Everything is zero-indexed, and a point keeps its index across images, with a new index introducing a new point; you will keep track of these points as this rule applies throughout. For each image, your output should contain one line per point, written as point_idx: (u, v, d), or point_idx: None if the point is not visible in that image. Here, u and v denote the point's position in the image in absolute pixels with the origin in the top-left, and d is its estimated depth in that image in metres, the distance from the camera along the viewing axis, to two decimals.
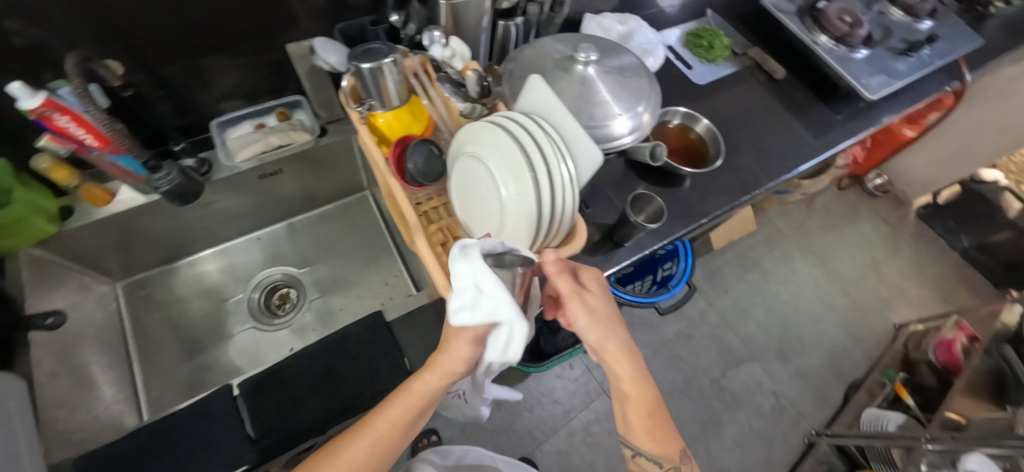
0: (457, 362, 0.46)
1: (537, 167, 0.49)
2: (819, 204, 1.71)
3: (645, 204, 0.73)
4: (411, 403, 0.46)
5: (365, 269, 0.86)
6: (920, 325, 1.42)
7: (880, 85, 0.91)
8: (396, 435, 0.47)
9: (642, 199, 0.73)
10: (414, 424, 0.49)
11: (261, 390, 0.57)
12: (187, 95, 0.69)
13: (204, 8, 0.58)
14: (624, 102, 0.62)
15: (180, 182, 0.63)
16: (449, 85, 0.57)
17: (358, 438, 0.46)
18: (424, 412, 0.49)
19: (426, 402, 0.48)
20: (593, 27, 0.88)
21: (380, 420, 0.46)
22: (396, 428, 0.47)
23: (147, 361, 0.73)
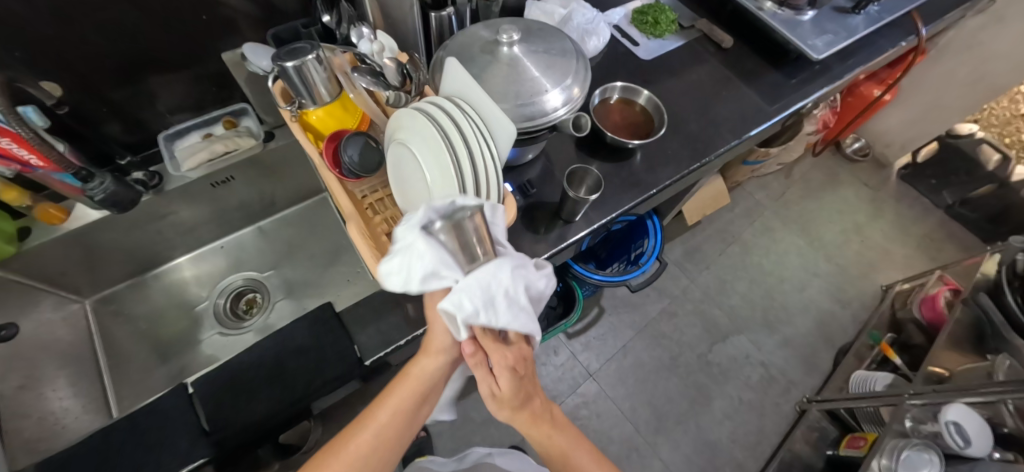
0: (444, 334, 0.50)
1: (458, 147, 0.50)
2: (798, 174, 1.71)
3: (583, 179, 0.74)
4: (412, 388, 0.50)
5: (329, 268, 0.88)
6: (905, 284, 1.41)
7: (827, 45, 0.92)
8: (399, 426, 0.49)
9: (579, 172, 0.74)
10: (416, 414, 0.51)
11: (212, 385, 0.58)
12: (134, 112, 0.71)
13: (136, 25, 0.60)
14: (553, 77, 0.63)
15: (115, 190, 0.65)
16: (367, 76, 0.56)
17: (361, 431, 0.47)
18: (425, 400, 0.51)
19: (424, 387, 0.50)
20: (535, 13, 0.90)
21: (380, 410, 0.49)
22: (397, 417, 0.49)
23: (118, 373, 0.75)
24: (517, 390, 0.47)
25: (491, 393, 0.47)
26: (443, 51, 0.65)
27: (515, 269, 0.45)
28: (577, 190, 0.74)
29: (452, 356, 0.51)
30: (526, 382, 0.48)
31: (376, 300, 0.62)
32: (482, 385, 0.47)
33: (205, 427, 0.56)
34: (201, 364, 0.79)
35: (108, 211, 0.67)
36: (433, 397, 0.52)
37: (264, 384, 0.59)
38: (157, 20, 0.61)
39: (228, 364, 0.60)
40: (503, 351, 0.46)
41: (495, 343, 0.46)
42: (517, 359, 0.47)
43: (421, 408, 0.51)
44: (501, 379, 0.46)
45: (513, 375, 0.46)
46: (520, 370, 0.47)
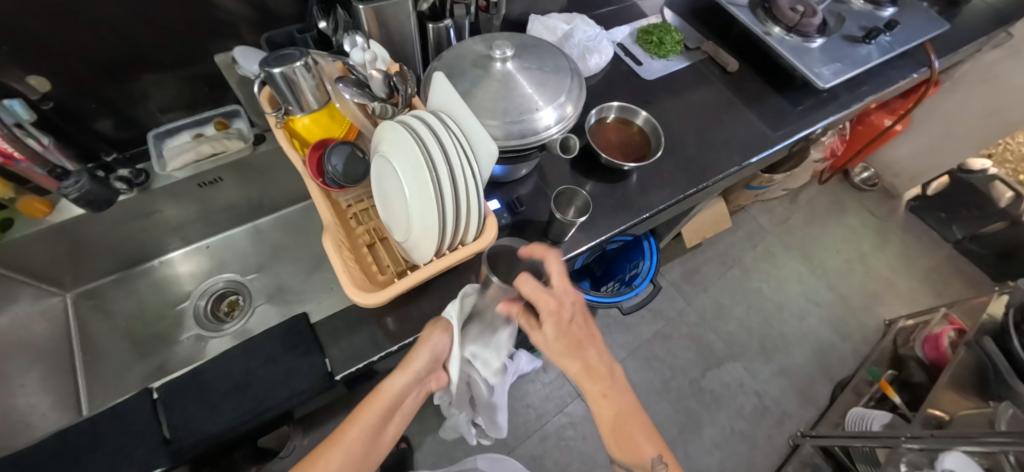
0: (425, 356, 0.53)
1: (439, 164, 0.49)
2: (803, 200, 1.67)
3: (571, 199, 0.72)
4: (381, 404, 0.52)
5: (312, 275, 0.87)
6: (909, 320, 1.37)
7: (835, 73, 0.90)
8: (367, 441, 0.51)
9: (567, 193, 0.72)
10: (382, 432, 0.53)
11: (177, 393, 0.56)
12: (125, 109, 0.71)
13: (129, 23, 0.60)
14: (546, 96, 0.61)
15: (91, 189, 0.64)
16: (353, 87, 0.55)
17: (331, 452, 0.49)
18: (392, 415, 0.53)
19: (395, 401, 0.53)
20: (538, 28, 0.89)
21: (353, 428, 0.50)
22: (366, 433, 0.51)
23: (92, 371, 0.74)
24: (563, 338, 0.49)
25: (543, 342, 0.50)
26: (435, 64, 0.64)
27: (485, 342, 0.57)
28: (564, 211, 0.73)
29: (421, 378, 0.55)
30: (570, 331, 0.50)
31: (352, 313, 0.60)
32: (532, 336, 0.51)
33: (164, 436, 0.54)
34: (178, 364, 0.78)
35: (83, 208, 0.66)
36: (401, 413, 0.55)
37: (231, 393, 0.56)
38: (149, 18, 0.61)
39: (197, 369, 0.58)
40: (550, 299, 0.47)
41: (540, 292, 0.47)
42: (558, 311, 0.48)
43: (385, 425, 0.53)
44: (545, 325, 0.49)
45: (556, 322, 0.48)
46: (563, 316, 0.48)
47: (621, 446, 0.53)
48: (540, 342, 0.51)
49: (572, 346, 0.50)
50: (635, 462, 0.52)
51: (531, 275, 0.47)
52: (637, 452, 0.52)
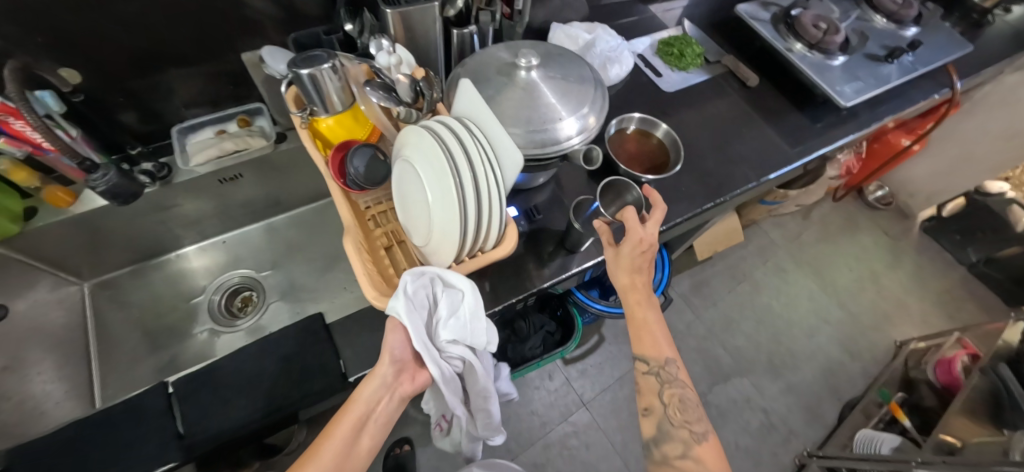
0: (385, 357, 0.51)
1: (462, 170, 0.49)
2: (816, 216, 1.66)
3: (621, 193, 0.73)
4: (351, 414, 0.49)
5: (326, 274, 0.87)
6: (921, 343, 1.35)
7: (856, 92, 0.90)
8: (343, 455, 0.47)
9: (618, 185, 0.73)
10: (360, 446, 0.49)
11: (191, 388, 0.56)
12: (150, 103, 0.72)
13: (160, 19, 0.61)
14: (569, 105, 0.62)
15: (118, 182, 0.65)
16: (380, 91, 0.55)
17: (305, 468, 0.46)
18: (367, 427, 0.50)
19: (367, 410, 0.50)
20: (560, 36, 0.89)
21: (326, 442, 0.48)
22: (338, 447, 0.47)
23: (105, 361, 0.74)
24: (632, 259, 0.58)
25: (614, 256, 0.59)
26: (460, 70, 0.64)
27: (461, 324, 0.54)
28: (610, 205, 0.74)
29: (391, 382, 0.52)
30: (643, 255, 0.58)
31: (367, 315, 0.60)
32: (607, 251, 0.60)
33: (178, 431, 0.54)
34: (189, 359, 0.78)
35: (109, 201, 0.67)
36: (381, 424, 0.51)
37: (245, 391, 0.57)
38: (180, 13, 0.62)
39: (213, 365, 0.58)
40: (637, 223, 0.57)
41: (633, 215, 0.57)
42: (643, 241, 0.57)
43: (360, 439, 0.49)
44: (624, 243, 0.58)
45: (632, 243, 0.57)
46: (641, 241, 0.57)
47: (643, 342, 0.57)
48: (612, 256, 0.59)
49: (636, 266, 0.58)
50: (653, 355, 0.57)
51: (635, 209, 0.58)
52: (656, 347, 0.57)
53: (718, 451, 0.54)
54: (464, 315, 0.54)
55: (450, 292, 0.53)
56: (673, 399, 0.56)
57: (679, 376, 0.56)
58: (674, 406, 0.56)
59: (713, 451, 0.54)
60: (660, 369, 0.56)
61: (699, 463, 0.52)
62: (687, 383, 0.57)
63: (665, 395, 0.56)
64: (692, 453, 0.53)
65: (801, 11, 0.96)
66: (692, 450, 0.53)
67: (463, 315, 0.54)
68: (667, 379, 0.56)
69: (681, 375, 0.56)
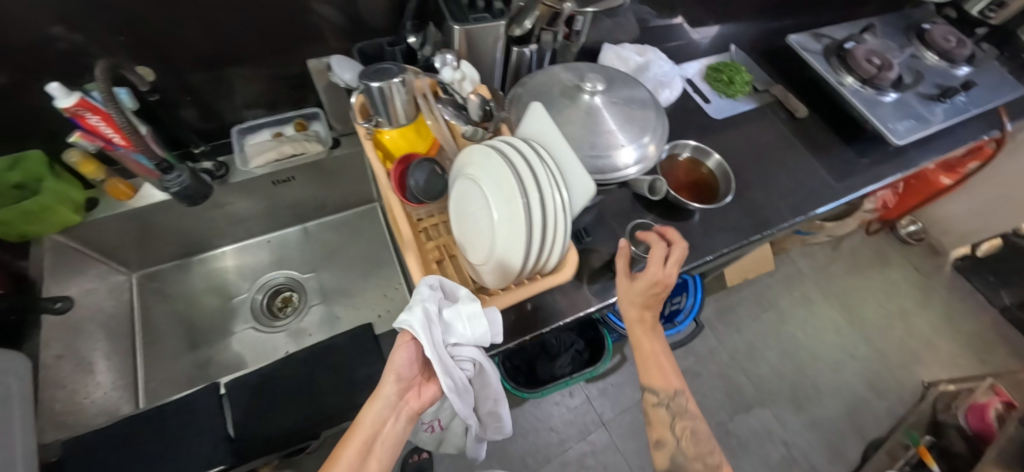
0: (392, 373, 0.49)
1: (530, 192, 0.49)
2: (846, 247, 1.63)
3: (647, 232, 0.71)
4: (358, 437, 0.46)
5: (365, 280, 0.88)
6: (951, 385, 1.33)
7: (908, 130, 0.89)
8: None
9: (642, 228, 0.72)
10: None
11: (242, 389, 0.57)
12: (212, 102, 0.73)
13: (229, 22, 0.62)
14: (630, 133, 0.62)
15: (191, 184, 0.67)
16: (450, 108, 0.57)
17: None
18: (372, 452, 0.47)
19: (373, 433, 0.47)
20: (611, 57, 0.89)
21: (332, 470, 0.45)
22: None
23: (148, 353, 0.76)
24: (647, 298, 0.56)
25: (628, 291, 0.57)
26: (522, 89, 0.65)
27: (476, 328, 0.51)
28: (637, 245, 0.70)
29: (396, 402, 0.49)
30: (660, 294, 0.56)
31: None
32: (621, 282, 0.57)
33: (229, 434, 0.55)
34: (229, 358, 0.78)
35: (179, 201, 0.69)
36: (391, 446, 0.48)
37: (296, 397, 0.58)
38: (251, 16, 0.63)
39: (263, 370, 0.59)
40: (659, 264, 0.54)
41: (659, 258, 0.54)
42: (659, 282, 0.55)
43: (367, 465, 0.46)
44: (641, 280, 0.56)
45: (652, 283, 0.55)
46: (662, 283, 0.55)
47: (651, 375, 0.59)
48: (625, 291, 0.57)
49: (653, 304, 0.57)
50: (662, 388, 0.58)
51: (659, 248, 0.56)
52: (665, 380, 0.58)
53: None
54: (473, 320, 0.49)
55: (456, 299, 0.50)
56: (684, 432, 0.58)
57: (685, 406, 0.58)
58: (686, 438, 0.57)
59: None
60: (668, 400, 0.58)
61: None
62: (694, 412, 0.59)
63: (677, 428, 0.58)
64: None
65: (856, 45, 0.94)
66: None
67: (466, 317, 0.49)
68: (676, 410, 0.58)
69: (686, 403, 0.58)
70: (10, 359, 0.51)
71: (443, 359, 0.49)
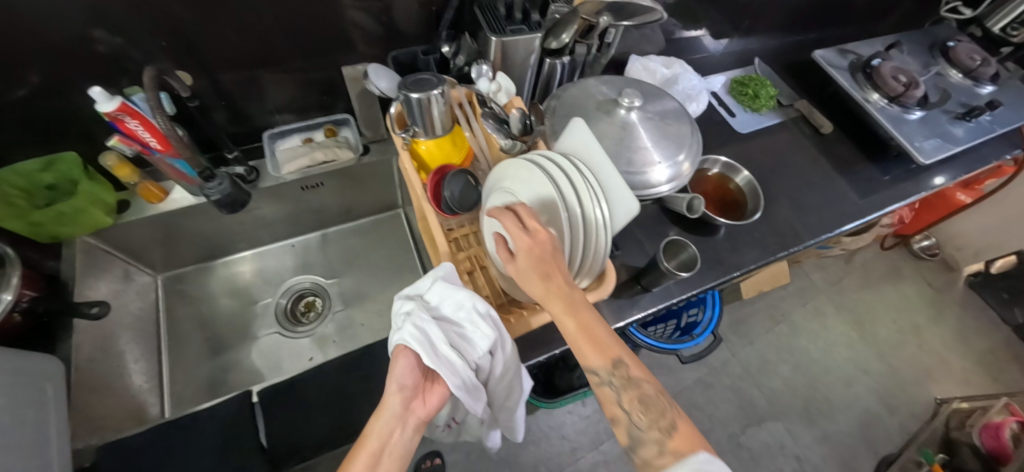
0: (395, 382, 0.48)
1: (572, 207, 0.49)
2: (859, 261, 1.63)
3: (678, 250, 0.67)
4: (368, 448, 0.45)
5: (387, 287, 0.88)
6: (964, 403, 1.32)
7: (935, 149, 0.88)
8: None
9: (675, 244, 0.67)
10: None
11: (275, 399, 0.59)
12: (244, 106, 0.73)
13: (267, 27, 0.63)
14: (666, 151, 0.61)
15: (231, 191, 0.65)
16: (491, 121, 0.58)
17: None
18: (381, 461, 0.44)
19: (380, 443, 0.45)
20: (638, 69, 0.89)
21: None
22: None
23: (173, 355, 0.76)
24: (535, 263, 0.46)
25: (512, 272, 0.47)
26: (556, 103, 0.65)
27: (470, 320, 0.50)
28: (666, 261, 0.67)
29: (402, 413, 0.47)
30: (544, 257, 0.46)
31: None
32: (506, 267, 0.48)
33: (263, 444, 0.57)
34: (252, 363, 0.78)
35: (218, 209, 0.67)
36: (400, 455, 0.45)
37: (326, 405, 0.60)
38: (287, 21, 0.63)
39: (295, 379, 0.61)
40: (519, 228, 0.46)
41: (515, 222, 0.47)
42: (532, 240, 0.46)
43: None
44: (519, 254, 0.47)
45: (528, 252, 0.46)
46: (537, 247, 0.46)
47: (585, 352, 0.46)
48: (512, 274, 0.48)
49: (545, 271, 0.46)
50: (599, 360, 0.45)
51: (510, 212, 0.47)
52: (599, 352, 0.45)
53: (697, 437, 0.41)
54: (461, 302, 0.51)
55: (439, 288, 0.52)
56: (635, 403, 0.44)
57: (630, 371, 0.45)
58: (638, 410, 0.44)
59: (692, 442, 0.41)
60: (607, 373, 0.45)
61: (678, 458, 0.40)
62: (641, 375, 0.45)
63: (625, 402, 0.45)
64: (667, 449, 0.41)
65: (882, 62, 0.94)
66: (666, 445, 0.41)
67: (456, 308, 0.51)
68: (620, 382, 0.45)
69: (631, 368, 0.45)
70: (47, 362, 0.51)
71: (447, 361, 0.47)
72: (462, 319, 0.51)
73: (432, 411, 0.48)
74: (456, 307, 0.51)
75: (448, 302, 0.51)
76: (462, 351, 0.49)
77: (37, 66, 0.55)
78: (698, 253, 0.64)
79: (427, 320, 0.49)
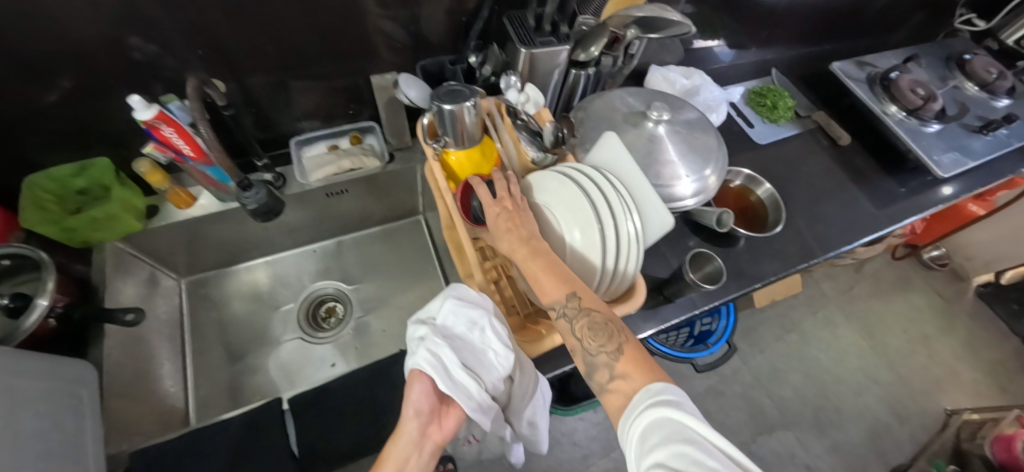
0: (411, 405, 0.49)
1: (606, 220, 0.50)
2: (869, 270, 1.63)
3: (702, 264, 0.68)
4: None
5: (407, 293, 0.88)
6: (975, 415, 1.32)
7: (953, 163, 0.89)
8: None
9: (700, 257, 0.68)
10: None
11: (306, 406, 0.60)
12: (271, 113, 0.74)
13: (298, 35, 0.63)
14: (693, 165, 0.62)
15: (268, 200, 0.65)
16: (526, 133, 0.61)
17: None
18: None
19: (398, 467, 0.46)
20: (658, 80, 0.89)
21: None
22: None
23: (197, 358, 0.76)
24: (503, 220, 0.50)
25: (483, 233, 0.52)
26: (584, 114, 0.66)
27: (482, 339, 0.51)
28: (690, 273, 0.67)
29: (419, 438, 0.48)
30: (507, 215, 0.51)
31: None
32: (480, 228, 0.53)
33: (294, 453, 0.57)
34: (275, 368, 0.78)
35: (252, 218, 0.67)
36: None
37: (357, 414, 0.61)
38: (316, 28, 0.63)
39: (323, 387, 0.62)
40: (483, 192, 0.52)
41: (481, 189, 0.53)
42: (498, 204, 0.52)
43: None
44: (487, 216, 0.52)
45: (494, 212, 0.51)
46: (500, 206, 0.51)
47: (542, 291, 0.47)
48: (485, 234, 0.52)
49: (507, 226, 0.50)
50: (556, 295, 0.46)
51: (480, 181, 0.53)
52: (554, 289, 0.46)
53: (643, 355, 0.43)
54: (474, 323, 0.51)
55: (451, 307, 0.52)
56: (587, 332, 0.45)
57: (583, 301, 0.45)
58: (591, 338, 0.44)
59: (637, 362, 0.42)
60: (562, 305, 0.46)
61: (625, 378, 0.42)
62: (593, 305, 0.45)
63: (579, 331, 0.45)
64: (616, 371, 0.43)
65: (900, 75, 0.95)
66: (615, 367, 0.43)
67: (470, 329, 0.51)
68: (572, 314, 0.45)
69: (583, 301, 0.46)
70: (81, 366, 0.52)
71: (461, 386, 0.48)
72: (475, 339, 0.51)
73: (447, 434, 0.49)
74: (468, 328, 0.51)
75: (460, 322, 0.51)
76: (476, 374, 0.49)
77: (75, 73, 0.56)
78: (724, 266, 0.65)
79: (442, 345, 0.49)
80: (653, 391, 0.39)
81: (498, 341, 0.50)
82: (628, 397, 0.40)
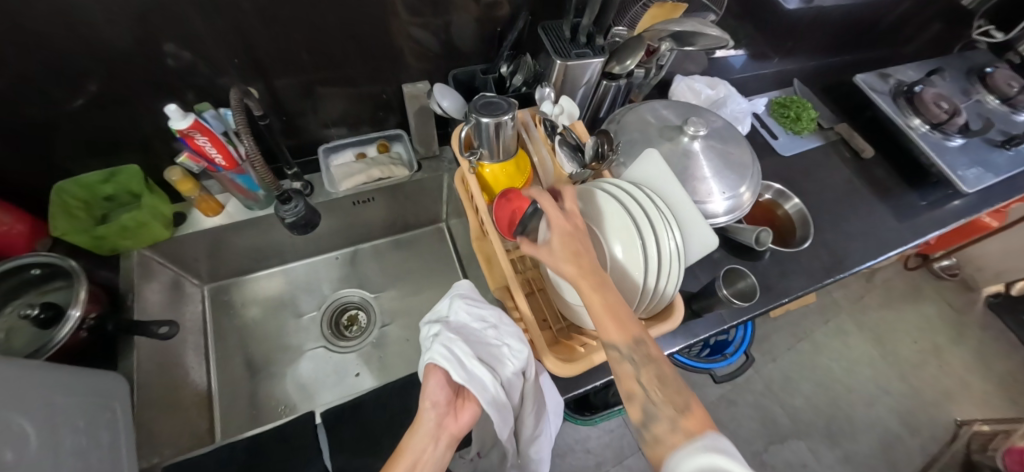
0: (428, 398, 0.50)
1: (647, 235, 0.49)
2: (880, 280, 1.63)
3: (734, 280, 0.67)
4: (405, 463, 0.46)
5: (430, 302, 0.87)
6: (985, 426, 1.34)
7: (977, 178, 0.88)
8: None
9: (733, 272, 0.67)
10: None
11: (341, 419, 0.60)
12: (299, 120, 0.73)
13: (331, 43, 0.63)
14: (729, 181, 0.62)
15: (306, 213, 0.64)
16: (566, 149, 0.61)
17: None
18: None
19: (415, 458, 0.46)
20: (682, 89, 0.89)
21: None
22: None
23: (220, 366, 0.76)
24: (565, 240, 0.46)
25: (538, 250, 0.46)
26: (618, 128, 0.66)
27: (493, 335, 0.53)
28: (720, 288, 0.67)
29: (435, 428, 0.48)
30: (571, 234, 0.46)
31: None
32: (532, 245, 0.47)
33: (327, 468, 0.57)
34: (298, 377, 0.78)
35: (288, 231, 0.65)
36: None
37: (392, 429, 0.60)
38: (349, 36, 0.63)
39: (357, 401, 0.62)
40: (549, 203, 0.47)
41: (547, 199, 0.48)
42: (567, 222, 0.47)
43: None
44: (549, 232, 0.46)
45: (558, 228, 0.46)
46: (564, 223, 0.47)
47: (607, 325, 0.43)
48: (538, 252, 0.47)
49: (573, 246, 0.45)
50: (621, 339, 0.42)
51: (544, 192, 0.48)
52: (622, 327, 0.43)
53: (707, 418, 0.40)
54: (486, 320, 0.54)
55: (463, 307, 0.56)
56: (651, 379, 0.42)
57: (654, 353, 0.42)
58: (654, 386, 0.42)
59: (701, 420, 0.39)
60: (628, 350, 0.42)
61: (690, 437, 0.38)
62: (659, 355, 0.43)
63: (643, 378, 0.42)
64: (678, 425, 0.39)
65: (924, 88, 0.95)
66: (677, 422, 0.39)
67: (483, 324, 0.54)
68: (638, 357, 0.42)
69: (649, 347, 0.43)
70: (112, 378, 0.51)
71: (475, 378, 0.49)
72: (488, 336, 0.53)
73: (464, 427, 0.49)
74: (481, 324, 0.54)
75: (473, 319, 0.54)
76: (490, 367, 0.50)
77: (110, 81, 0.55)
78: (757, 283, 0.64)
79: (455, 339, 0.51)
80: (711, 444, 0.36)
81: (512, 336, 0.52)
82: (678, 450, 0.37)
